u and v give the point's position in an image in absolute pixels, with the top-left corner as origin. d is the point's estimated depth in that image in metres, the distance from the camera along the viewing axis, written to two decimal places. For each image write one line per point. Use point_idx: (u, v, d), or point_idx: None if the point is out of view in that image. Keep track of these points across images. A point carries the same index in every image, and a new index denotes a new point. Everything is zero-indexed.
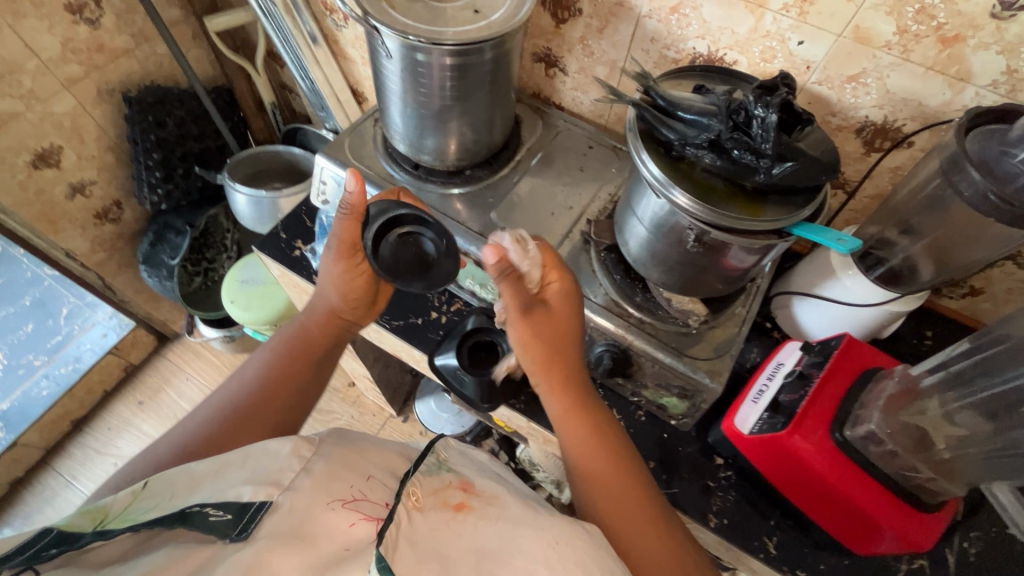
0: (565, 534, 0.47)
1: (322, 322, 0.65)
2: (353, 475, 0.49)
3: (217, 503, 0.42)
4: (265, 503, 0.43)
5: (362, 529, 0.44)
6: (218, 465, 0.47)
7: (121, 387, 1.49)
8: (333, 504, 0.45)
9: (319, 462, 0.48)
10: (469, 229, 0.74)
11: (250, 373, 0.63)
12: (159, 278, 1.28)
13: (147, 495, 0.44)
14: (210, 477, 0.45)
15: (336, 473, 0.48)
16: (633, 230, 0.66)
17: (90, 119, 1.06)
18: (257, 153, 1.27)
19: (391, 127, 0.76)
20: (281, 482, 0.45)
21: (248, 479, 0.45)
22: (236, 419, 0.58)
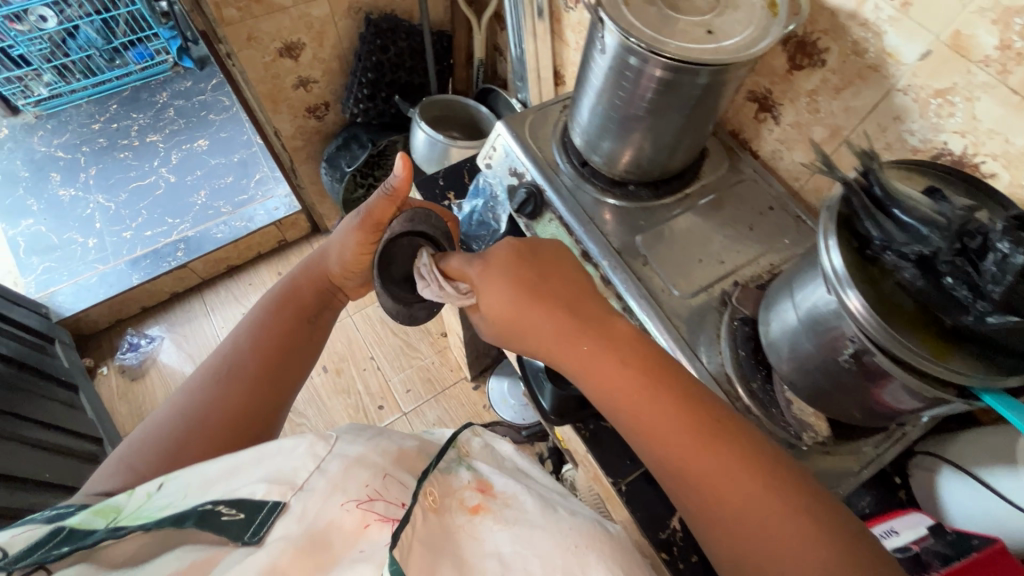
0: (584, 540, 0.51)
1: (319, 286, 0.73)
2: (370, 473, 0.49)
3: (231, 502, 0.43)
4: (277, 504, 0.44)
5: (375, 531, 0.44)
6: (231, 465, 0.47)
7: (272, 254, 1.73)
8: (347, 505, 0.45)
9: (335, 461, 0.48)
10: (607, 243, 0.72)
11: (242, 335, 0.66)
12: (332, 178, 1.43)
13: (159, 497, 0.44)
14: (227, 476, 0.45)
15: (351, 472, 0.48)
16: (782, 314, 0.58)
17: (334, 27, 1.21)
18: (449, 101, 1.37)
19: (576, 119, 0.76)
20: (296, 482, 0.46)
21: (263, 477, 0.45)
22: (235, 384, 0.61)
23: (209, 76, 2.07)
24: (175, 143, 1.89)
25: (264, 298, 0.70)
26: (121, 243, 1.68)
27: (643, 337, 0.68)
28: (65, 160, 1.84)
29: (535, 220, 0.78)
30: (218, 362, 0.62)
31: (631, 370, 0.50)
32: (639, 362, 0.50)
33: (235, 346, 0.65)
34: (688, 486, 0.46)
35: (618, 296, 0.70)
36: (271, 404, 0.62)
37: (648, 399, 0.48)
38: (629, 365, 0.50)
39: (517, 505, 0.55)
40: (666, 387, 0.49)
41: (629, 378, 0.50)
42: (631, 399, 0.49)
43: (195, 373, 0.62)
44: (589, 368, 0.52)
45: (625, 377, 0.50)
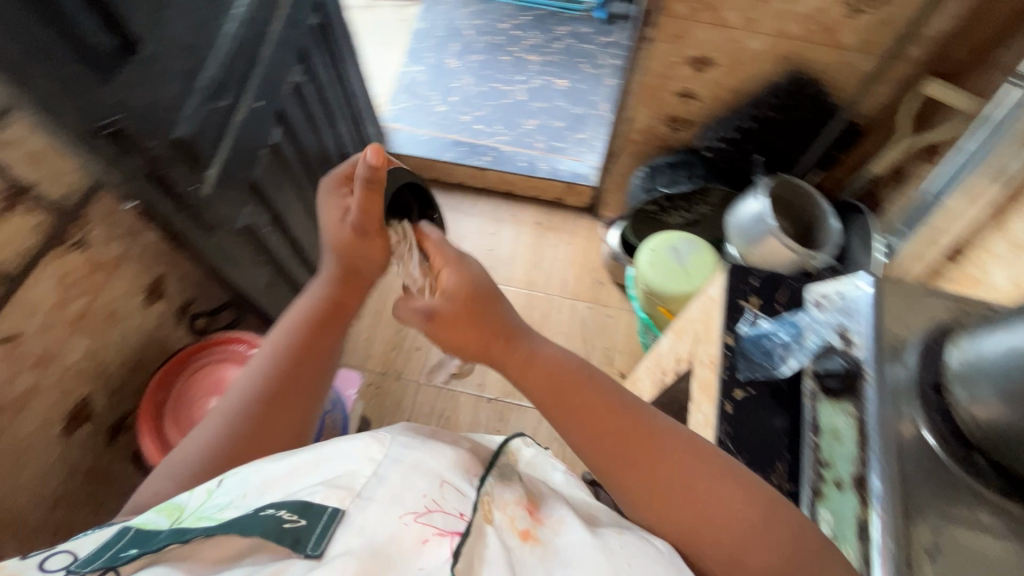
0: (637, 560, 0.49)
1: (353, 293, 0.74)
2: (426, 480, 0.51)
3: (293, 509, 0.45)
4: (338, 510, 0.46)
5: (433, 547, 0.45)
6: (293, 467, 0.51)
7: (543, 204, 1.86)
8: (405, 518, 0.46)
9: (389, 466, 0.51)
10: (896, 496, 0.55)
11: (262, 364, 0.68)
12: (642, 185, 1.41)
13: (218, 496, 0.49)
14: (285, 480, 0.50)
15: (410, 481, 0.50)
16: None
17: (754, 66, 1.15)
18: (807, 192, 1.22)
19: (974, 340, 0.56)
20: (354, 488, 0.48)
21: (320, 482, 0.49)
22: (259, 406, 0.64)
23: (606, 32, 2.20)
24: (545, 71, 2.08)
25: (290, 317, 0.72)
26: (456, 122, 1.94)
27: None
28: (466, 38, 2.16)
29: (829, 398, 0.65)
30: (244, 385, 0.66)
31: (601, 398, 0.60)
32: (605, 395, 0.60)
33: (257, 367, 0.68)
34: (643, 480, 0.56)
35: (864, 554, 0.55)
36: (291, 415, 0.66)
37: (602, 412, 0.59)
38: (595, 395, 0.60)
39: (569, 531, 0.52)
40: (613, 403, 0.59)
41: (594, 401, 0.59)
42: (584, 417, 0.59)
43: (222, 404, 0.65)
44: (530, 361, 0.62)
45: (554, 367, 0.62)
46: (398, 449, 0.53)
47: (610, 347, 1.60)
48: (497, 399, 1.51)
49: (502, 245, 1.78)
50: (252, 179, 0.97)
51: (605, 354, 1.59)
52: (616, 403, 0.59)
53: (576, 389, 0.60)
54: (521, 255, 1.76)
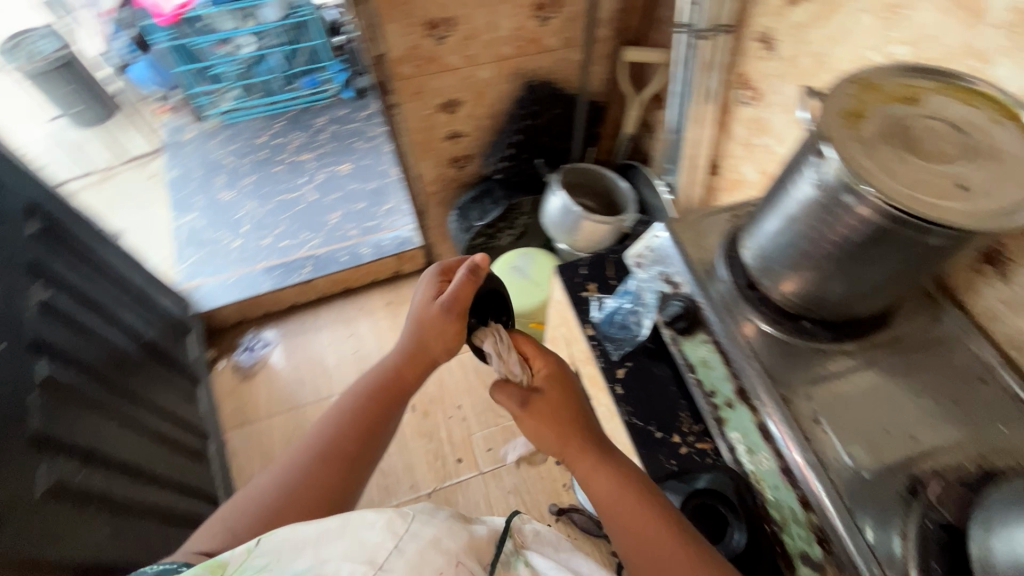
0: None
1: (420, 368, 0.77)
2: (440, 556, 0.55)
3: None
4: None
5: None
6: (316, 533, 0.53)
7: (385, 283, 1.82)
8: None
9: (411, 541, 0.54)
10: (769, 383, 0.63)
11: (330, 422, 0.73)
12: (460, 227, 1.45)
13: (260, 556, 0.51)
14: (313, 547, 0.52)
15: (426, 557, 0.54)
16: (1013, 537, 0.46)
17: (494, 90, 1.25)
18: (590, 170, 1.35)
19: (752, 234, 0.68)
20: (375, 561, 0.52)
21: (346, 555, 0.52)
22: (320, 466, 0.69)
23: (362, 106, 2.25)
24: (322, 164, 2.05)
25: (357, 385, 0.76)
26: (259, 249, 1.83)
27: (803, 509, 0.58)
28: (229, 167, 2.06)
29: (686, 335, 0.71)
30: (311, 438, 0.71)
31: (627, 493, 0.61)
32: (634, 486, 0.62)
33: (337, 419, 0.73)
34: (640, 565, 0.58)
35: (776, 451, 0.61)
36: (344, 476, 0.69)
37: (632, 511, 0.60)
38: (626, 489, 0.61)
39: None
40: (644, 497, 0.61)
41: (625, 501, 0.61)
42: (614, 506, 0.62)
43: (289, 461, 0.69)
44: (598, 468, 0.64)
45: (624, 477, 0.63)
46: (416, 525, 0.56)
47: None
48: (436, 489, 1.43)
49: (366, 342, 1.69)
50: (31, 432, 0.80)
51: None
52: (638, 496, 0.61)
53: (630, 492, 0.61)
54: (388, 340, 1.70)
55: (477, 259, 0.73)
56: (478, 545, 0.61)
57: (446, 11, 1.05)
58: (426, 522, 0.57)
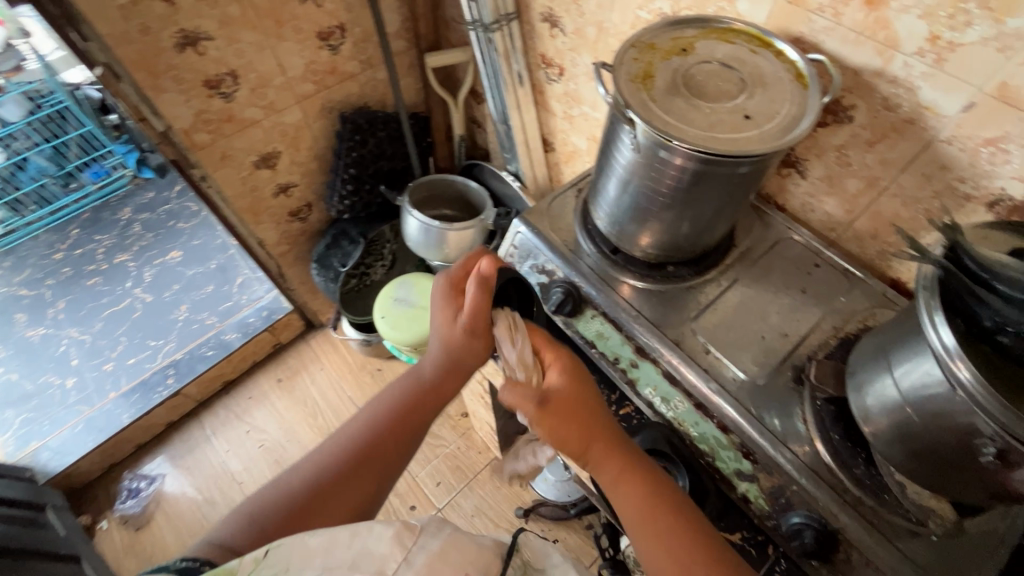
0: None
1: (453, 380, 0.69)
2: (451, 569, 0.52)
3: None
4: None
5: None
6: (328, 538, 0.49)
7: (267, 361, 1.65)
8: None
9: (421, 553, 0.51)
10: (659, 332, 0.68)
11: (361, 419, 0.66)
12: (325, 278, 1.37)
13: (267, 566, 0.46)
14: (325, 555, 0.48)
15: (435, 570, 0.51)
16: (880, 391, 0.54)
17: (309, 131, 1.17)
18: (435, 180, 1.33)
19: (600, 205, 0.71)
20: (385, 571, 0.49)
21: (356, 566, 0.48)
22: (344, 467, 0.62)
23: (170, 183, 2.00)
24: (146, 260, 1.79)
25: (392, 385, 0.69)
26: (103, 378, 1.56)
27: (723, 433, 0.63)
28: (29, 299, 1.72)
29: (576, 317, 0.73)
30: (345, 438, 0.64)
31: (629, 479, 0.58)
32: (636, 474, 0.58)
33: (367, 420, 0.66)
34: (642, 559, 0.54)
35: (685, 391, 0.65)
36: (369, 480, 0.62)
37: (633, 497, 0.57)
38: (629, 476, 0.58)
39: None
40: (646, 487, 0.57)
41: (627, 483, 0.58)
42: (618, 491, 0.58)
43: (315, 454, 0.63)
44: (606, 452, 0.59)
45: (634, 469, 0.58)
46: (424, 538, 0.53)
47: None
48: None
49: (269, 430, 1.53)
50: None
51: None
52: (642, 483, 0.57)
53: (633, 480, 0.58)
54: (293, 418, 1.55)
55: (482, 267, 0.64)
56: (484, 557, 0.56)
57: (223, 65, 0.96)
58: (436, 533, 0.53)
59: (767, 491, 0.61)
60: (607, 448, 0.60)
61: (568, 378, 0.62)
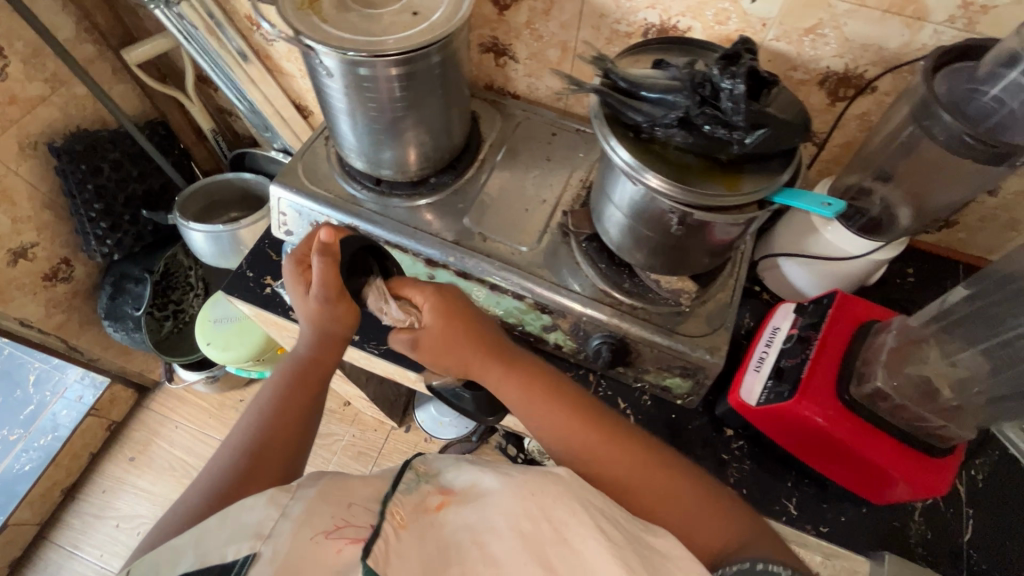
0: (534, 501, 0.49)
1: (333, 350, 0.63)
2: (334, 505, 0.47)
3: (200, 571, 0.40)
4: (249, 557, 0.41)
5: (350, 553, 0.43)
6: (198, 533, 0.44)
7: (108, 447, 1.45)
8: (317, 536, 0.43)
9: (298, 503, 0.45)
10: (442, 240, 0.71)
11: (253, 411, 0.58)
12: (127, 331, 1.22)
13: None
14: (196, 544, 0.42)
15: (315, 509, 0.45)
16: (612, 217, 0.65)
17: (18, 178, 0.99)
18: (207, 186, 1.21)
19: (345, 144, 0.72)
20: (264, 532, 0.43)
21: (230, 538, 0.42)
22: (243, 461, 0.54)
23: None
24: None
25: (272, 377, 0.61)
26: None
27: (521, 302, 0.70)
28: None
29: None
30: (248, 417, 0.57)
31: (579, 427, 0.57)
32: (582, 414, 0.58)
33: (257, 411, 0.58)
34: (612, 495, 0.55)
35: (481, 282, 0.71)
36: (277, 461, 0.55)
37: (602, 447, 0.56)
38: (577, 422, 0.57)
39: (484, 493, 0.51)
40: (612, 433, 0.57)
41: (579, 431, 0.57)
42: (574, 442, 0.57)
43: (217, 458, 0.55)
44: (545, 401, 0.58)
45: (579, 412, 0.58)
46: (298, 490, 0.47)
47: None
48: None
49: (143, 512, 1.38)
50: None
51: None
52: (593, 419, 0.58)
53: (590, 424, 0.57)
54: (165, 489, 1.41)
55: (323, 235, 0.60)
56: (365, 487, 0.52)
57: None
58: (313, 483, 0.48)
59: (568, 331, 0.70)
60: (546, 396, 0.59)
61: (440, 312, 0.60)
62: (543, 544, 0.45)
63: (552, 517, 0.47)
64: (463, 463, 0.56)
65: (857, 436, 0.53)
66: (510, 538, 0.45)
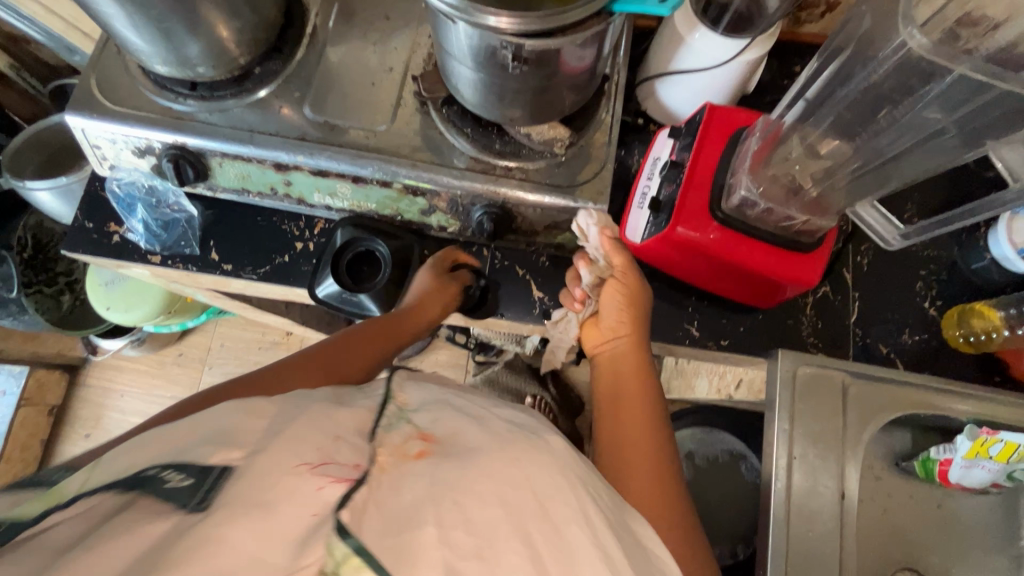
0: (522, 464, 0.43)
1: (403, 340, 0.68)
2: (319, 434, 0.42)
3: (176, 467, 0.37)
4: (226, 467, 0.37)
5: (332, 490, 0.37)
6: (183, 429, 0.41)
7: (58, 430, 1.42)
8: (298, 468, 0.38)
9: (283, 422, 0.43)
10: (286, 138, 0.62)
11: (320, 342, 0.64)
12: (12, 317, 1.10)
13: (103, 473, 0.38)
14: (172, 444, 0.40)
15: (298, 438, 0.40)
16: (459, 74, 0.56)
17: None
18: (38, 135, 1.04)
19: (131, 48, 0.59)
20: (245, 443, 0.40)
21: (208, 441, 0.39)
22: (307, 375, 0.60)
23: None
24: None
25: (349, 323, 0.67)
26: None
27: (391, 189, 0.64)
28: None
29: (209, 176, 0.66)
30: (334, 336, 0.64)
31: (641, 414, 0.59)
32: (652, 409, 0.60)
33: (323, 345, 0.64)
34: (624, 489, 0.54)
35: (341, 176, 0.63)
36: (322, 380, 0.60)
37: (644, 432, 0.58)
38: (643, 410, 0.60)
39: (472, 448, 0.44)
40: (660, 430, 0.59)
41: (637, 417, 0.59)
42: (633, 422, 0.59)
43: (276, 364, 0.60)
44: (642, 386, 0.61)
45: (650, 409, 0.60)
46: (281, 413, 0.44)
47: (256, 343, 1.48)
48: None
49: None
50: None
51: (265, 348, 1.47)
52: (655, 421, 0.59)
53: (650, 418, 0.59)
54: None
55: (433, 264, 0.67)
56: (327, 415, 0.45)
57: None
58: (298, 413, 0.44)
59: (447, 210, 0.66)
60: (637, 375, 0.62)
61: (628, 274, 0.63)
62: (527, 520, 0.39)
63: (538, 488, 0.42)
64: (449, 407, 0.50)
65: (733, 249, 0.52)
66: (496, 507, 0.39)
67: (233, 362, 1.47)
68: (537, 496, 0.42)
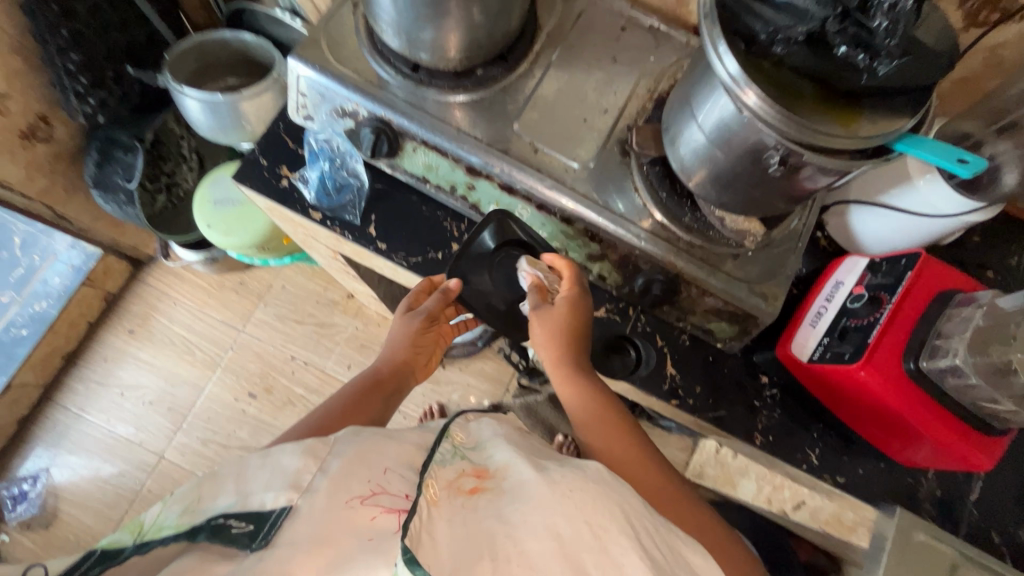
0: (577, 487, 0.48)
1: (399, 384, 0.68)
2: (369, 469, 0.50)
3: (239, 514, 0.45)
4: (286, 509, 0.46)
5: (382, 522, 0.46)
6: (240, 465, 0.50)
7: (106, 317, 1.43)
8: (351, 502, 0.47)
9: (336, 460, 0.50)
10: (487, 146, 0.62)
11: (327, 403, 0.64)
12: (119, 205, 1.10)
13: (177, 503, 0.48)
14: (238, 479, 0.49)
15: (350, 472, 0.49)
16: (690, 140, 0.56)
17: None
18: (200, 43, 1.04)
19: (379, 16, 0.59)
20: (301, 484, 0.47)
21: (270, 484, 0.47)
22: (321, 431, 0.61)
23: None
24: None
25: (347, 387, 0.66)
26: None
27: (570, 226, 0.64)
28: None
29: (397, 155, 0.66)
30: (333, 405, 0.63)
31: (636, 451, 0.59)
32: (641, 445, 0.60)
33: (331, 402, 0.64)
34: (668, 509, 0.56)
35: (526, 199, 0.63)
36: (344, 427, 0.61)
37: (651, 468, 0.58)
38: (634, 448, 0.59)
39: (522, 483, 0.49)
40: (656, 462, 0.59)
41: (634, 454, 0.59)
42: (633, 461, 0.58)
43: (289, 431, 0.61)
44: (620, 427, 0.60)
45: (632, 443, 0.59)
46: (338, 450, 0.51)
47: (316, 296, 1.48)
48: None
49: (145, 384, 1.40)
50: None
51: (323, 304, 1.47)
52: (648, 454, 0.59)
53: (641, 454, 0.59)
54: (167, 363, 1.41)
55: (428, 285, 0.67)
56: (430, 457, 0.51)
57: None
58: (351, 440, 0.52)
59: (616, 262, 0.65)
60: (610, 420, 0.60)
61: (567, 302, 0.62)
62: (580, 551, 0.44)
63: (596, 521, 0.45)
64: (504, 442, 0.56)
65: (912, 410, 0.52)
66: (549, 540, 0.44)
67: (290, 307, 1.47)
68: (592, 522, 0.45)
